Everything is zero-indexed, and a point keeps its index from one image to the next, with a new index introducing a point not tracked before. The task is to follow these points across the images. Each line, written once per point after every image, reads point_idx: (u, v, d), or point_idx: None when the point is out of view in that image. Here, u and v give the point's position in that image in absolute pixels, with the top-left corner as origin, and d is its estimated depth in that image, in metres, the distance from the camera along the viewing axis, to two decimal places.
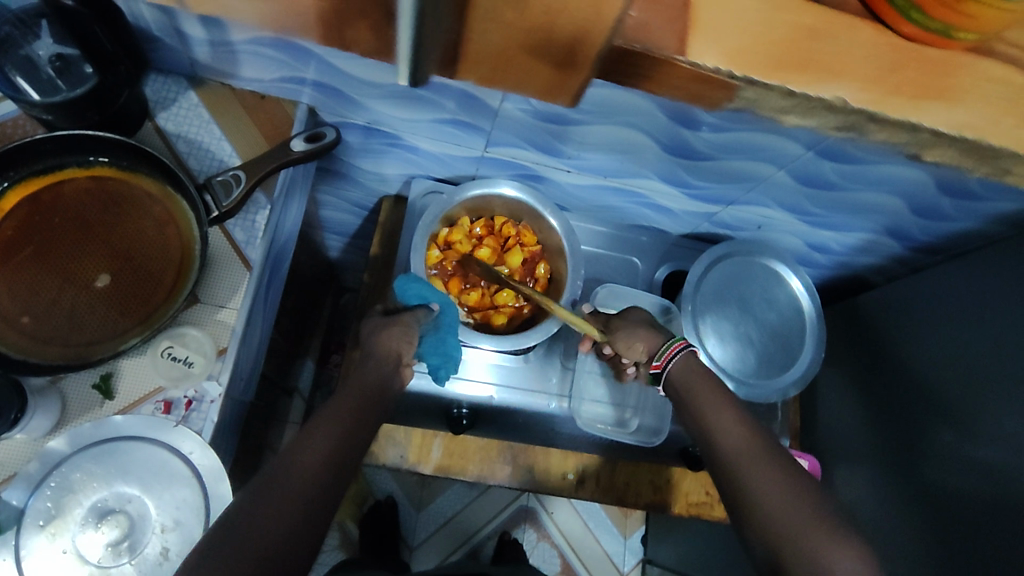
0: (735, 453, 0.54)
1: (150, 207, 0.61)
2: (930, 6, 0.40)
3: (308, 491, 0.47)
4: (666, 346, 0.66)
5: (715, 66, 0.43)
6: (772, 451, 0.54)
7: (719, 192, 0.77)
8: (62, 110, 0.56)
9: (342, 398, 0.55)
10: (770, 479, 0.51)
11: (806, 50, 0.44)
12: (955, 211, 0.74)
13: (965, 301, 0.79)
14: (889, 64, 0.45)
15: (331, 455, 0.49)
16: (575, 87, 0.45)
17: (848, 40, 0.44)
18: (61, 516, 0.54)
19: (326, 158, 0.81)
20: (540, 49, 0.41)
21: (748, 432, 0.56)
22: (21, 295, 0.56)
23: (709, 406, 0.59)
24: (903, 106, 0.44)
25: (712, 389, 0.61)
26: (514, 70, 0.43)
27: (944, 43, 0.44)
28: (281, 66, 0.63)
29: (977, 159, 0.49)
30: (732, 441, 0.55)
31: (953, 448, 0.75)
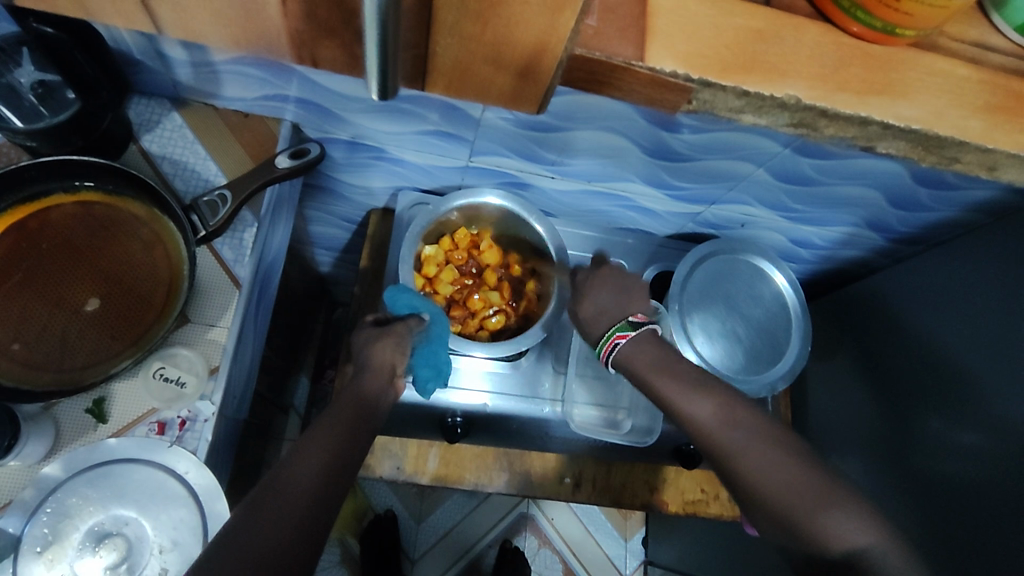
0: (719, 436, 0.55)
1: (138, 229, 0.62)
2: (874, 5, 0.43)
3: (300, 508, 0.47)
4: (602, 340, 0.64)
5: (672, 69, 0.44)
6: (762, 427, 0.55)
7: (701, 192, 0.78)
8: (46, 136, 0.57)
9: (335, 411, 0.55)
10: (764, 455, 0.53)
11: (755, 52, 0.46)
12: (932, 201, 0.76)
13: (947, 290, 0.80)
14: (834, 62, 0.46)
15: (326, 467, 0.50)
16: (541, 94, 0.46)
17: (793, 41, 0.46)
18: (58, 542, 0.54)
19: (312, 174, 0.81)
20: (500, 61, 0.42)
21: (726, 416, 0.56)
22: (11, 323, 0.57)
23: (678, 397, 0.58)
24: (850, 101, 0.46)
25: (667, 374, 0.59)
26: (474, 81, 0.44)
27: (886, 40, 0.46)
28: (263, 84, 0.63)
29: (923, 150, 0.49)
30: (715, 426, 0.56)
31: (942, 435, 0.76)
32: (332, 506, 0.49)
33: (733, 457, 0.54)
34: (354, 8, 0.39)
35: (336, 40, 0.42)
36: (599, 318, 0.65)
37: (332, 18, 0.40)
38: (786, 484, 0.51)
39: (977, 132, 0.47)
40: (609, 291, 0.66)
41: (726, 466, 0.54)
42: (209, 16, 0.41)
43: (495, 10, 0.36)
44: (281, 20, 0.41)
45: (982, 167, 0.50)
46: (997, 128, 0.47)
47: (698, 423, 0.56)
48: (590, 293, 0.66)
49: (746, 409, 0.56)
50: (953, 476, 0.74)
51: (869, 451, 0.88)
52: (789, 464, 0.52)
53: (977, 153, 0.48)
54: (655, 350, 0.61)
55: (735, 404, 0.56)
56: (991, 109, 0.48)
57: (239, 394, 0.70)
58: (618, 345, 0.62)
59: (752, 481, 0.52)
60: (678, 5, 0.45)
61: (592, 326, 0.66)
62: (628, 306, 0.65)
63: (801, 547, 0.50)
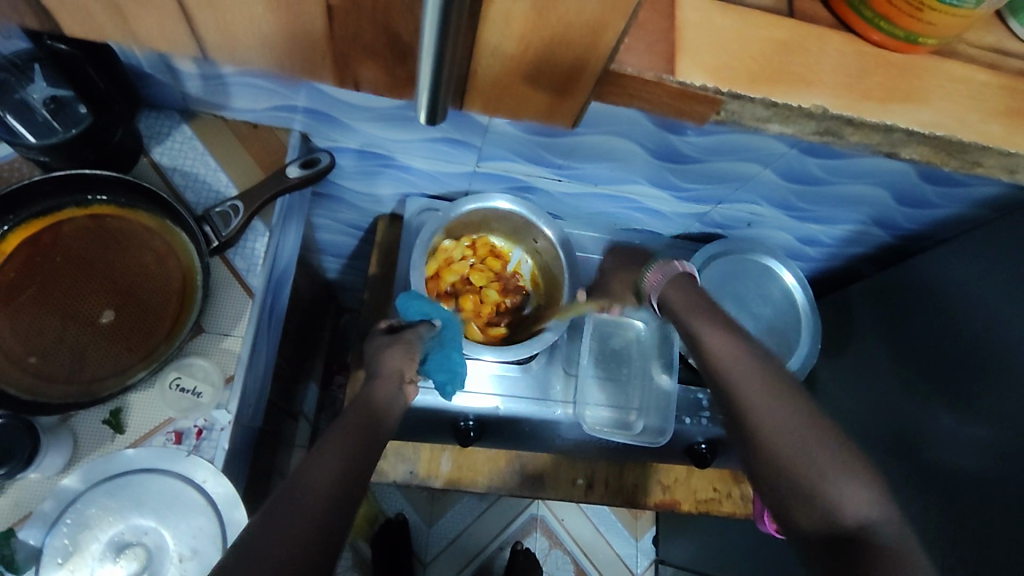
0: (743, 384, 0.54)
1: (149, 240, 0.62)
2: (896, 15, 0.44)
3: (315, 517, 0.47)
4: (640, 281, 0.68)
5: (703, 82, 0.44)
6: (780, 379, 0.53)
7: (710, 193, 0.79)
8: (58, 151, 0.57)
9: (345, 422, 0.55)
10: (779, 408, 0.51)
11: (779, 62, 0.46)
12: (939, 198, 0.76)
13: (951, 287, 0.81)
14: (858, 70, 0.47)
15: (340, 477, 0.50)
16: (575, 109, 0.47)
17: (816, 50, 0.47)
18: (78, 552, 0.54)
19: (321, 182, 0.82)
20: (538, 79, 0.42)
21: (746, 354, 0.56)
22: (26, 337, 0.57)
23: (704, 331, 0.58)
24: (876, 109, 0.46)
25: (701, 312, 0.60)
26: (509, 97, 0.45)
27: (908, 47, 0.47)
28: (272, 95, 0.64)
29: (945, 155, 0.49)
30: (730, 364, 0.55)
31: (953, 431, 0.76)
32: (348, 517, 0.49)
33: (745, 399, 0.53)
34: (398, 28, 0.40)
35: (379, 59, 0.43)
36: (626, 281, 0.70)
37: (374, 37, 0.41)
38: (798, 441, 0.50)
39: (999, 136, 0.47)
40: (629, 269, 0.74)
41: (741, 415, 0.53)
42: (252, 36, 0.41)
43: (539, 32, 0.37)
44: (324, 39, 0.42)
45: (1003, 170, 0.50)
46: (1019, 131, 0.48)
47: (715, 360, 0.56)
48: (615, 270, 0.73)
49: (772, 361, 0.55)
50: (967, 471, 0.73)
51: (879, 448, 0.88)
52: (803, 422, 0.51)
53: (1000, 158, 0.48)
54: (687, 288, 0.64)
55: (766, 354, 0.55)
56: (1012, 113, 0.48)
57: (252, 402, 0.70)
58: (653, 281, 0.66)
59: (767, 432, 0.51)
60: (705, 19, 0.46)
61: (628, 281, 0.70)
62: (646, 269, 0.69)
63: (799, 511, 0.49)
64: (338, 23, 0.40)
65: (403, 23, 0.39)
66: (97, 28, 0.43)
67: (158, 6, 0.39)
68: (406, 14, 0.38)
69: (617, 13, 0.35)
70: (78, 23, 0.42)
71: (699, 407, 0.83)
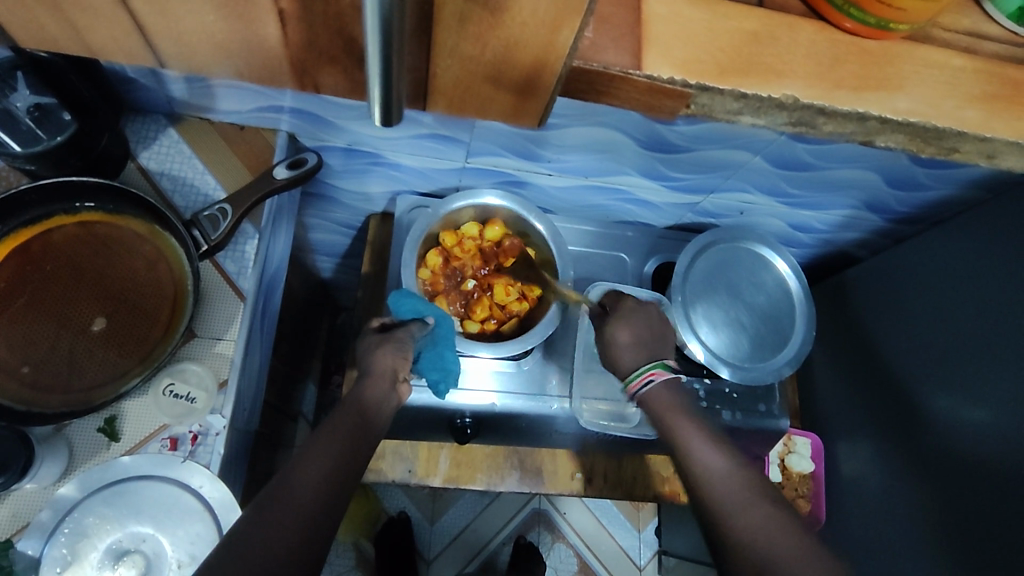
0: (724, 487, 0.53)
1: (139, 246, 0.62)
2: (866, 3, 0.43)
3: (305, 517, 0.47)
4: (634, 372, 0.63)
5: (670, 76, 0.44)
6: (763, 487, 0.53)
7: (699, 182, 0.78)
8: (44, 159, 0.57)
9: (337, 418, 0.55)
10: (762, 514, 0.50)
11: (750, 53, 0.46)
12: (929, 180, 0.76)
13: (944, 271, 0.81)
14: (830, 59, 0.47)
15: (332, 474, 0.50)
16: (541, 108, 0.45)
17: (788, 39, 0.47)
18: (77, 562, 0.54)
19: (309, 183, 0.81)
20: (500, 78, 0.41)
21: (726, 455, 0.56)
22: (19, 347, 0.57)
23: (686, 436, 0.58)
24: (850, 98, 0.46)
25: (689, 418, 0.59)
26: (476, 99, 0.44)
27: (881, 35, 0.47)
28: (257, 97, 0.64)
29: (920, 142, 0.49)
30: (710, 466, 0.55)
31: (950, 414, 0.77)
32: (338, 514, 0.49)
33: (722, 498, 0.52)
34: (352, 34, 0.38)
35: (337, 66, 0.42)
36: (632, 352, 0.65)
37: (329, 43, 0.40)
38: (784, 544, 0.48)
39: (974, 122, 0.47)
40: (647, 330, 0.67)
41: (718, 522, 0.52)
42: (208, 46, 0.41)
43: (495, 35, 0.37)
44: (280, 49, 0.41)
45: (982, 156, 0.50)
46: (996, 116, 0.47)
47: (694, 463, 0.56)
48: (630, 325, 0.66)
49: (757, 471, 0.54)
50: (965, 454, 0.74)
51: (878, 433, 0.89)
52: (785, 527, 0.49)
53: (976, 143, 0.48)
54: (680, 396, 0.62)
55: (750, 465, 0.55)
56: (990, 98, 0.47)
57: (247, 405, 0.70)
58: (651, 381, 0.62)
59: (749, 538, 0.49)
60: (673, 11, 0.46)
61: (624, 359, 0.65)
62: (660, 350, 0.66)
63: None
64: (293, 32, 0.39)
65: (356, 28, 0.38)
66: (49, 43, 0.42)
67: (109, 18, 0.39)
68: (360, 21, 0.37)
69: (571, 12, 0.35)
70: (35, 38, 0.41)
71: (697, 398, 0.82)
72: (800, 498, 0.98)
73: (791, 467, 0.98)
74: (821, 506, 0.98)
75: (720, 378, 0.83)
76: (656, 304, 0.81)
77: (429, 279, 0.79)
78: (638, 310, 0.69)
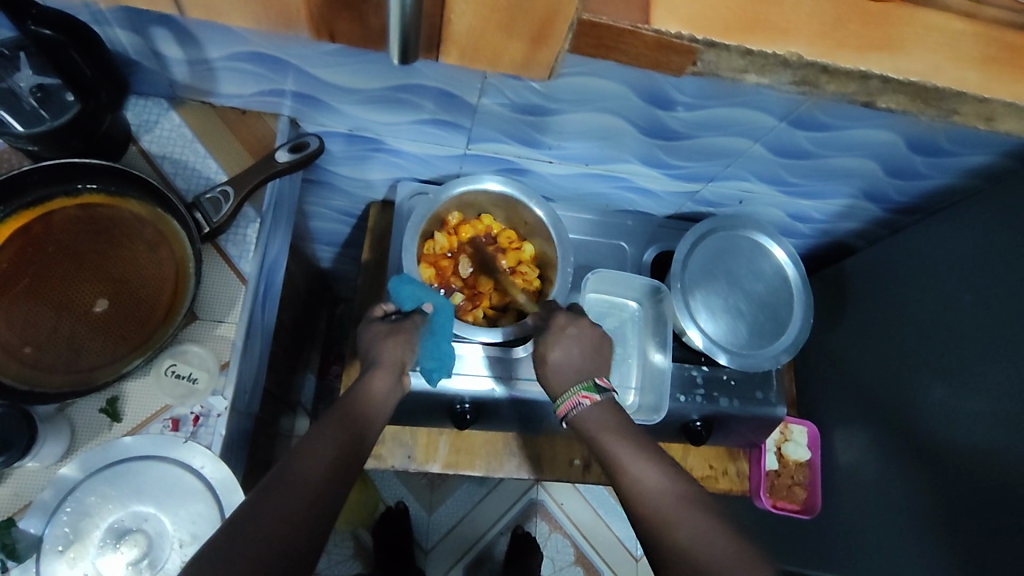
0: (661, 500, 0.54)
1: (141, 229, 0.62)
2: None
3: (304, 511, 0.46)
4: (564, 397, 0.65)
5: (677, 31, 0.45)
6: (702, 500, 0.53)
7: (699, 170, 0.80)
8: (46, 140, 0.57)
9: (336, 414, 0.56)
10: (699, 527, 0.51)
11: (756, 15, 0.46)
12: (928, 168, 0.76)
13: (941, 257, 0.82)
14: (833, 19, 0.47)
15: (330, 467, 0.50)
16: (551, 58, 0.49)
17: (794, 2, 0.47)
18: (80, 540, 0.54)
19: (310, 168, 0.82)
20: (512, 27, 0.45)
21: (663, 471, 0.56)
22: (20, 327, 0.57)
23: (623, 453, 0.58)
24: (852, 57, 0.47)
25: (622, 438, 0.60)
26: (489, 49, 0.48)
27: None
28: (259, 80, 0.65)
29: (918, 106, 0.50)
30: (648, 483, 0.55)
31: (945, 401, 0.77)
32: (334, 504, 0.49)
33: (663, 518, 0.52)
34: None
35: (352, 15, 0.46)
36: (565, 374, 0.66)
37: None
38: (716, 552, 0.49)
39: (974, 83, 0.48)
40: (581, 350, 0.67)
41: (661, 539, 0.52)
42: None
43: None
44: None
45: (980, 119, 0.52)
46: (988, 86, 0.48)
47: (635, 478, 0.56)
48: (563, 345, 0.67)
49: (692, 485, 0.55)
50: (961, 436, 0.75)
51: (872, 422, 0.90)
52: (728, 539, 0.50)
53: (975, 105, 0.49)
54: (610, 413, 0.62)
55: (686, 480, 0.55)
56: (981, 68, 0.48)
57: (248, 390, 0.70)
58: (580, 405, 0.63)
59: (687, 548, 0.50)
60: None
61: (557, 381, 0.67)
62: (593, 369, 0.66)
63: None
64: None
65: None
66: None
67: None
68: None
69: None
70: None
71: (693, 384, 0.83)
72: (796, 486, 0.99)
73: (787, 455, 0.99)
74: (817, 495, 1.00)
75: (718, 365, 0.84)
76: (654, 291, 0.83)
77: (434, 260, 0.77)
78: (577, 327, 0.69)
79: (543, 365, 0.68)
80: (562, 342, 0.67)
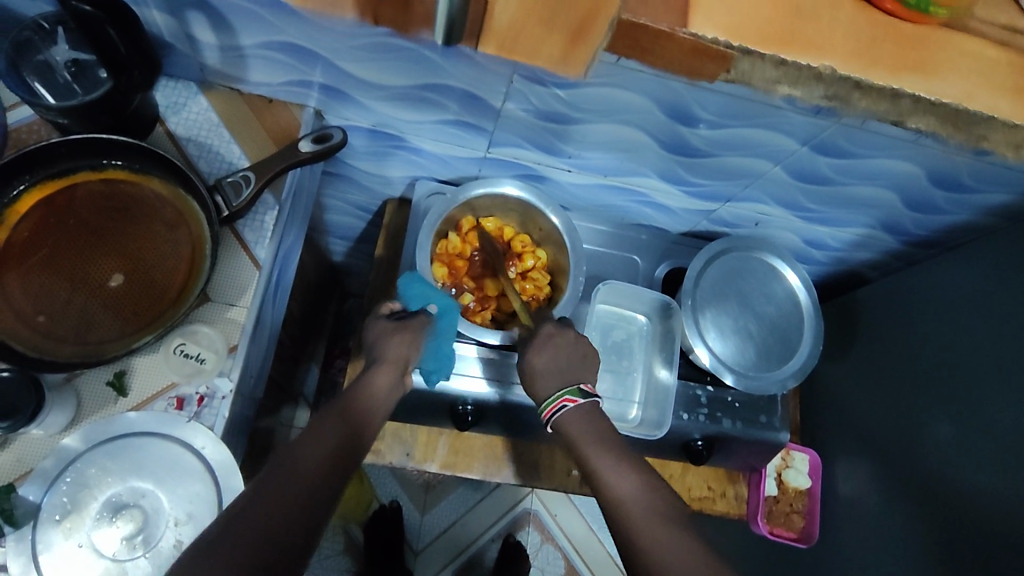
0: (635, 510, 0.54)
1: (162, 207, 0.63)
2: None
3: (297, 502, 0.46)
4: (547, 400, 0.65)
5: (714, 37, 0.46)
6: (676, 514, 0.53)
7: (717, 189, 0.80)
8: (77, 114, 0.58)
9: (339, 407, 0.57)
10: (667, 538, 0.50)
11: (791, 28, 0.48)
12: (947, 204, 0.76)
13: (955, 292, 0.81)
14: (867, 38, 0.48)
15: (329, 458, 0.51)
16: (586, 58, 0.50)
17: (831, 17, 0.48)
18: (77, 511, 0.55)
19: (331, 161, 0.82)
20: (554, 18, 0.47)
21: (643, 483, 0.56)
22: (36, 295, 0.58)
23: (604, 462, 0.58)
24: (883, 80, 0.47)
25: (601, 446, 0.60)
26: (527, 40, 0.49)
27: (918, 18, 0.48)
28: (288, 70, 0.66)
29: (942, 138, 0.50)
30: (625, 494, 0.55)
31: (950, 439, 0.77)
32: (332, 494, 0.49)
33: (636, 531, 0.52)
34: None
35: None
36: (549, 377, 0.66)
37: None
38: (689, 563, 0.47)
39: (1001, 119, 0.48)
40: (567, 356, 0.67)
41: (630, 550, 0.51)
42: None
43: None
44: None
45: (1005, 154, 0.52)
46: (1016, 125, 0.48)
47: (613, 490, 0.56)
48: (547, 350, 0.67)
49: (671, 499, 0.55)
50: (965, 476, 0.74)
51: (875, 455, 0.89)
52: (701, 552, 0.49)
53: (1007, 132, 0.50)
54: (592, 421, 0.63)
55: (661, 492, 0.55)
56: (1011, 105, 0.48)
57: (253, 376, 0.70)
58: (564, 408, 0.63)
59: (653, 557, 0.49)
60: None
61: (541, 385, 0.66)
62: (577, 374, 0.66)
63: None
64: None
65: None
66: None
67: None
68: None
69: None
70: None
71: (697, 404, 0.82)
72: (794, 514, 0.99)
73: (787, 482, 0.98)
74: (814, 524, 0.99)
75: (723, 387, 0.83)
76: (663, 307, 0.83)
77: (448, 257, 0.78)
78: (561, 335, 0.69)
79: (527, 370, 0.68)
80: (546, 350, 0.68)
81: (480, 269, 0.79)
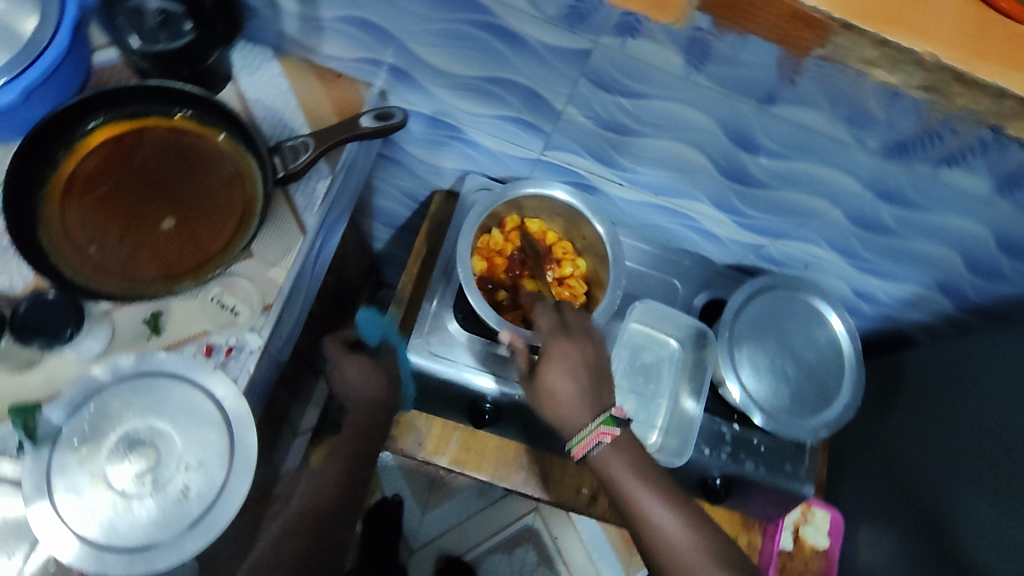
0: (681, 550, 0.58)
1: (221, 161, 0.64)
2: None
3: (313, 531, 0.67)
4: (581, 434, 0.63)
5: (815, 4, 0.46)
6: (727, 554, 0.59)
7: (770, 224, 0.78)
8: (159, 60, 0.60)
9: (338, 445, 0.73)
10: None
11: (895, 9, 0.47)
12: (1013, 273, 0.73)
13: (1002, 362, 0.76)
14: (970, 32, 0.48)
15: (339, 475, 0.71)
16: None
17: (935, 6, 0.47)
18: (95, 440, 0.56)
19: (388, 144, 0.84)
20: None
21: (680, 517, 0.60)
22: (92, 227, 0.60)
23: (639, 495, 0.60)
24: None
25: (636, 476, 0.61)
26: None
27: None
28: (361, 47, 0.67)
29: None
30: (670, 532, 0.59)
31: (986, 520, 0.72)
32: (353, 492, 0.72)
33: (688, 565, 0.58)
34: None
35: None
36: (575, 403, 0.64)
37: None
38: None
39: None
40: (580, 369, 0.65)
41: None
42: None
43: None
44: None
45: None
46: None
47: (653, 526, 0.59)
48: (563, 372, 0.65)
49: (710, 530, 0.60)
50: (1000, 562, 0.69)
51: (903, 526, 0.84)
52: None
53: None
54: (626, 451, 0.62)
55: (709, 529, 0.60)
56: None
57: (285, 339, 0.70)
58: (600, 442, 0.62)
59: None
60: None
61: (565, 411, 0.64)
62: (601, 399, 0.64)
63: None
64: None
65: None
66: None
67: None
68: None
69: None
70: None
71: (721, 440, 0.80)
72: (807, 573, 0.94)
73: (805, 539, 0.94)
74: None
75: (750, 427, 0.80)
76: (698, 334, 0.81)
77: (488, 251, 0.77)
78: (569, 347, 0.66)
79: (543, 391, 0.65)
80: (560, 364, 0.65)
81: (518, 268, 0.78)
